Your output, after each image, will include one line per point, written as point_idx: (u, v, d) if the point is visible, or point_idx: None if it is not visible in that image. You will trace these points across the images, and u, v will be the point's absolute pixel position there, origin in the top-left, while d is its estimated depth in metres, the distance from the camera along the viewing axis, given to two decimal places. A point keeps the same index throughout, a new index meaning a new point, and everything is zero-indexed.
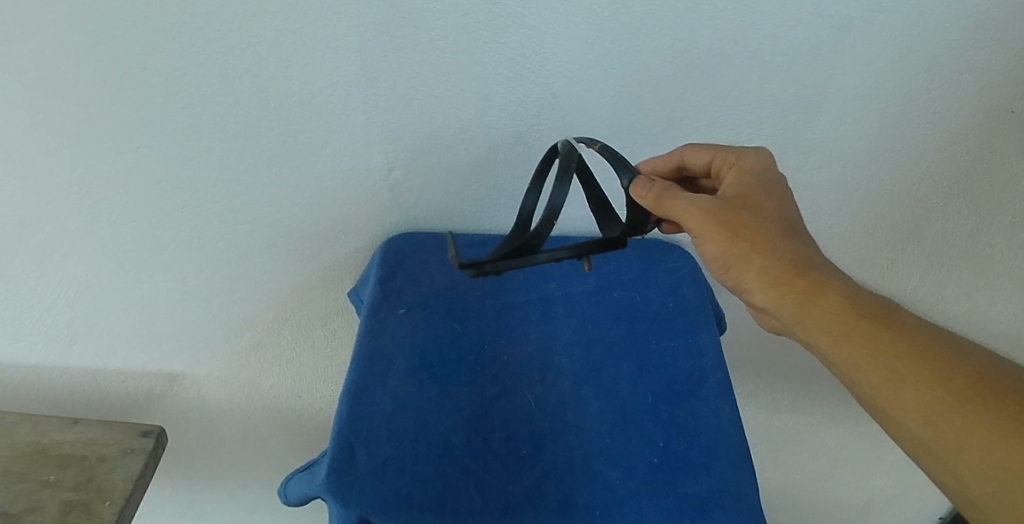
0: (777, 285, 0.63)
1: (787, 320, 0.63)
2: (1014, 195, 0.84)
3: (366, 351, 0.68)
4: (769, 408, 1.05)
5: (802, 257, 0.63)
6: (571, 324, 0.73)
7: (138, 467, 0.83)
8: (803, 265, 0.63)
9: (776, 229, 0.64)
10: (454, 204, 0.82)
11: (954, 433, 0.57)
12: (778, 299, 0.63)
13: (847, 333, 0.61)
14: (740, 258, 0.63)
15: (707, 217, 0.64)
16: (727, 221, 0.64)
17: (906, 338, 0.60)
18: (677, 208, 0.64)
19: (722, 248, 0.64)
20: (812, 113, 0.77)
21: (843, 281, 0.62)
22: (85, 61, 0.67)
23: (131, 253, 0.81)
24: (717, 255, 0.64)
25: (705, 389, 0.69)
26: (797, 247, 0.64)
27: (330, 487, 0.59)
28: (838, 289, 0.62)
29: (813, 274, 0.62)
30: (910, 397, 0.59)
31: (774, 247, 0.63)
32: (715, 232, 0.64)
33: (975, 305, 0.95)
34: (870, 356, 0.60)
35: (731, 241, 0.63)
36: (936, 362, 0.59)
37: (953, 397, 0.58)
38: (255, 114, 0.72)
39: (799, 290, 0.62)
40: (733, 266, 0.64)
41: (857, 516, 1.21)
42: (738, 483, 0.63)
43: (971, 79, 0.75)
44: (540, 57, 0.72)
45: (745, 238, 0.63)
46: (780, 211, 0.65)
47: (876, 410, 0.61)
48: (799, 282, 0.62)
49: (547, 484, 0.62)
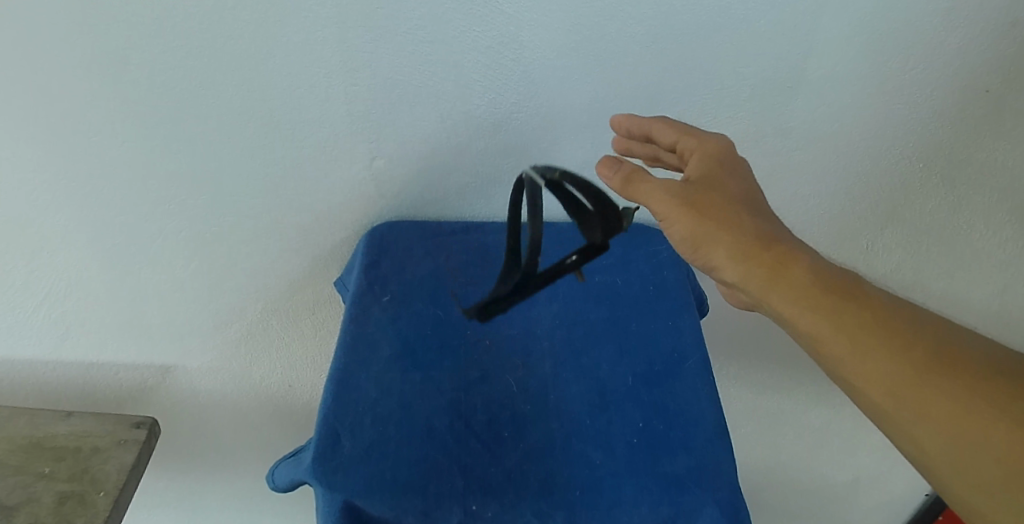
0: (746, 260, 0.62)
1: (755, 296, 0.63)
2: (992, 174, 0.85)
3: (350, 337, 0.69)
4: (754, 388, 1.07)
5: (767, 232, 0.63)
6: (552, 309, 0.74)
7: (132, 458, 0.85)
8: (768, 240, 0.62)
9: (741, 206, 0.64)
10: (437, 193, 0.83)
11: (917, 401, 0.58)
12: (746, 273, 0.62)
13: (813, 307, 0.61)
14: (707, 233, 0.63)
15: (674, 196, 0.64)
16: (693, 200, 0.64)
17: (868, 310, 0.60)
18: (645, 187, 0.64)
19: (690, 227, 0.63)
20: (789, 95, 0.78)
21: (809, 254, 0.62)
22: (67, 58, 0.68)
23: (119, 247, 0.82)
24: (686, 233, 0.63)
25: (685, 370, 0.70)
26: (761, 223, 0.64)
27: (315, 472, 0.60)
28: (803, 263, 0.62)
29: (779, 248, 0.62)
30: (875, 368, 0.59)
31: (739, 222, 0.63)
32: (683, 212, 0.63)
33: (955, 283, 0.96)
34: (835, 329, 0.60)
35: (699, 219, 0.63)
36: (899, 332, 0.60)
37: (916, 365, 0.59)
38: (237, 108, 0.73)
39: (766, 264, 0.62)
40: (700, 242, 0.63)
41: (845, 493, 1.22)
42: (716, 461, 0.64)
43: (945, 59, 0.76)
44: (517, 45, 0.72)
45: (711, 214, 0.63)
46: (742, 188, 0.66)
47: (843, 382, 0.61)
48: (767, 255, 0.62)
49: (528, 466, 0.63)
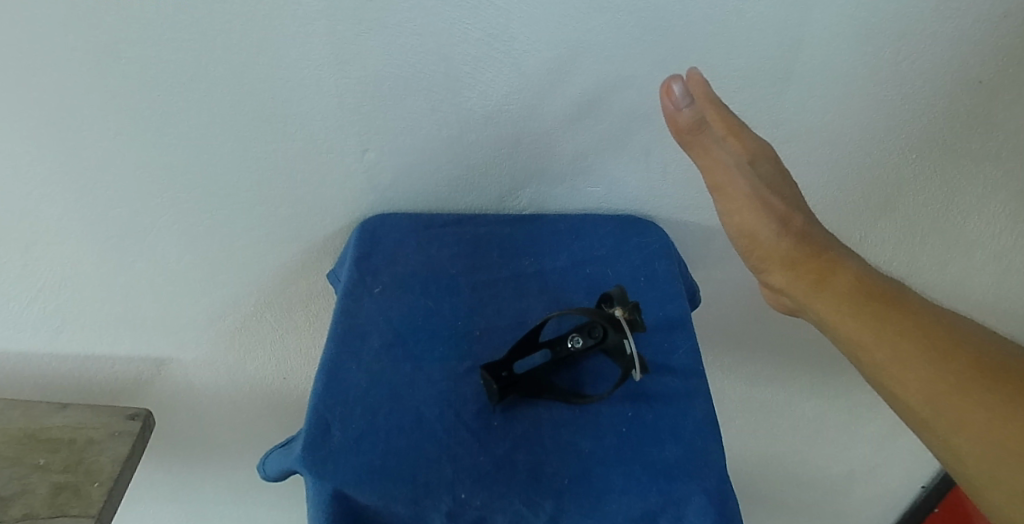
0: (793, 265, 0.66)
1: (800, 300, 0.66)
2: (984, 165, 0.86)
3: (341, 328, 0.70)
4: (747, 380, 1.07)
5: (818, 241, 0.67)
6: (543, 300, 0.75)
7: (126, 449, 0.86)
8: (818, 248, 0.66)
9: (798, 215, 0.68)
10: (429, 186, 0.83)
11: (955, 410, 0.58)
12: (792, 278, 0.66)
13: (855, 311, 0.63)
14: (763, 230, 0.67)
15: (741, 183, 0.67)
16: (759, 194, 0.67)
17: (910, 320, 0.62)
18: (712, 157, 0.67)
19: (748, 223, 0.68)
20: (780, 87, 0.78)
21: (857, 265, 0.66)
22: (58, 52, 0.68)
23: (113, 240, 0.82)
24: (743, 229, 0.68)
25: (674, 360, 0.70)
26: (814, 232, 0.68)
27: (305, 462, 0.61)
28: (849, 271, 0.65)
29: (826, 256, 0.66)
30: (914, 376, 0.59)
31: (794, 227, 0.67)
32: (745, 205, 0.67)
33: (948, 275, 0.97)
34: (875, 333, 0.62)
35: (759, 216, 0.67)
36: (940, 342, 0.60)
37: (954, 374, 0.58)
38: (229, 101, 0.73)
39: (812, 269, 0.66)
40: (754, 238, 0.68)
41: (840, 485, 1.23)
42: (704, 451, 0.64)
43: (935, 51, 0.76)
44: (507, 37, 0.73)
45: (771, 213, 0.67)
46: (800, 198, 0.70)
47: (880, 389, 0.62)
48: (814, 262, 0.66)
49: (517, 455, 0.64)
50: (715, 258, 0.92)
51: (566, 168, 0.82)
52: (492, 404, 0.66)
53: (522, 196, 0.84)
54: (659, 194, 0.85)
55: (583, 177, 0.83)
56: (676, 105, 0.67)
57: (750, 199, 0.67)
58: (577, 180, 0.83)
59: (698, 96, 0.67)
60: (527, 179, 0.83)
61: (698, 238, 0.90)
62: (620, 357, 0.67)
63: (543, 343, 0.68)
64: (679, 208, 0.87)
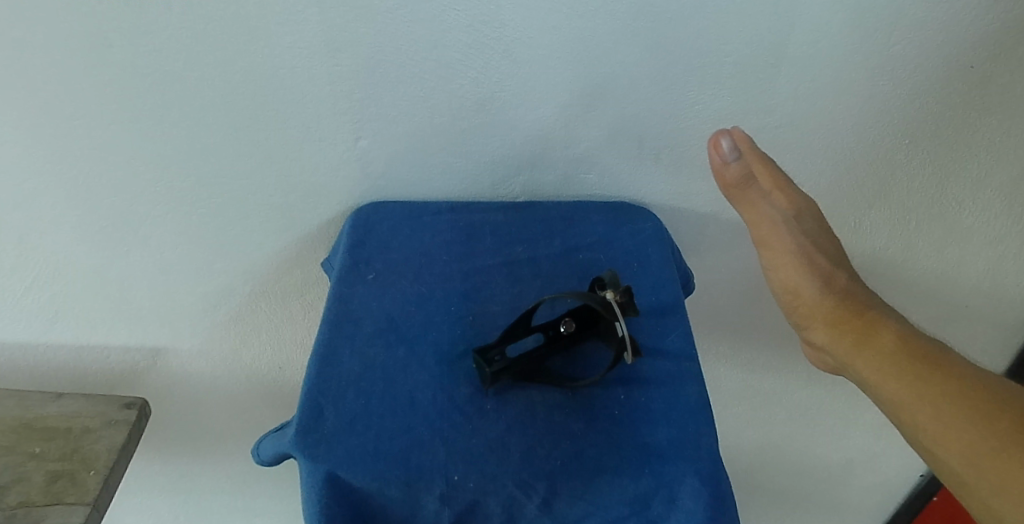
0: (836, 324, 0.68)
1: (842, 359, 0.68)
2: (977, 151, 0.86)
3: (335, 314, 0.70)
4: (743, 369, 1.07)
5: (862, 301, 0.69)
6: (537, 285, 0.75)
7: (122, 437, 0.86)
8: (861, 308, 0.68)
9: (843, 274, 0.70)
10: (423, 174, 0.83)
11: (996, 473, 0.58)
12: (835, 337, 0.68)
13: (897, 371, 0.64)
14: (807, 287, 0.70)
15: (784, 237, 0.71)
16: (802, 249, 0.71)
17: (954, 382, 0.62)
18: (758, 212, 0.72)
19: (794, 279, 0.71)
20: (771, 73, 0.78)
21: (900, 325, 0.66)
22: (50, 41, 0.68)
23: (108, 229, 0.83)
24: (789, 284, 0.71)
25: (667, 343, 0.70)
26: (858, 292, 0.69)
27: (298, 445, 0.61)
28: (892, 330, 0.66)
29: (869, 315, 0.67)
30: (956, 436, 0.60)
31: (839, 285, 0.69)
32: (789, 260, 0.71)
33: (943, 261, 0.97)
34: (916, 395, 0.62)
35: (803, 272, 0.70)
36: (984, 405, 0.60)
37: (998, 437, 0.58)
38: (221, 89, 0.74)
39: (854, 328, 0.67)
40: (799, 295, 0.71)
41: (837, 474, 1.23)
42: (696, 433, 0.65)
43: (926, 35, 0.77)
44: (498, 23, 0.73)
45: (815, 271, 0.70)
46: (842, 256, 0.72)
47: (921, 450, 0.62)
48: (857, 321, 0.67)
49: (510, 437, 0.64)
50: (709, 245, 0.92)
51: (559, 155, 0.83)
52: (485, 387, 0.66)
53: (516, 183, 0.85)
54: (652, 181, 0.85)
55: (576, 164, 0.83)
56: (723, 160, 0.73)
57: (796, 255, 0.71)
58: (570, 167, 0.84)
59: (743, 152, 0.73)
60: (521, 166, 0.83)
61: (692, 225, 0.90)
62: (612, 340, 0.68)
63: (536, 327, 0.68)
64: (673, 194, 0.87)
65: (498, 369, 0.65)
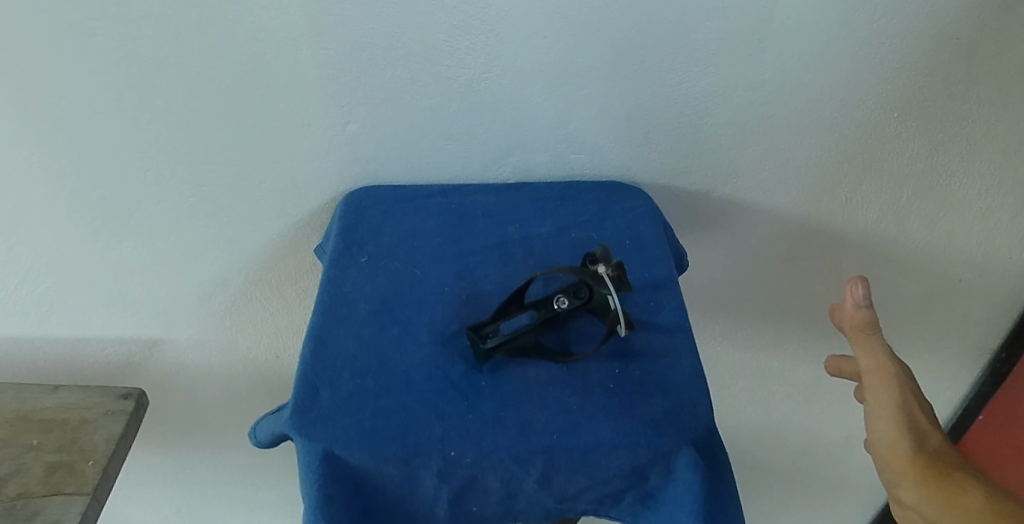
0: (924, 483, 0.66)
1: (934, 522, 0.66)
2: (966, 123, 0.86)
3: (328, 297, 0.70)
4: (738, 348, 1.08)
5: (945, 452, 0.68)
6: (529, 264, 0.75)
7: (120, 427, 0.86)
8: (945, 463, 0.67)
9: (928, 411, 0.69)
10: (413, 158, 0.83)
11: None
12: (923, 495, 0.67)
13: None
14: (900, 440, 0.67)
15: (898, 385, 0.67)
16: (911, 388, 0.68)
17: None
18: (869, 354, 0.69)
19: (893, 429, 0.67)
20: (758, 49, 0.78)
21: (983, 485, 0.67)
22: (36, 30, 0.68)
23: (100, 220, 0.83)
24: (885, 440, 0.68)
25: (661, 318, 0.70)
26: (944, 439, 0.68)
27: (295, 424, 0.61)
28: (977, 487, 0.66)
29: (955, 474, 0.67)
30: None
31: (932, 429, 0.68)
32: (893, 409, 0.67)
33: (936, 235, 0.97)
34: None
35: (903, 418, 0.67)
36: None
37: None
38: (207, 76, 0.74)
39: (942, 485, 0.66)
40: (890, 449, 0.68)
41: (836, 452, 1.24)
42: (691, 404, 0.65)
43: (911, 6, 0.77)
44: (483, 4, 0.73)
45: (913, 420, 0.68)
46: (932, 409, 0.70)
47: None
48: (942, 478, 0.66)
49: (505, 412, 0.63)
50: (702, 223, 0.92)
51: (549, 136, 0.83)
52: (480, 364, 0.66)
53: (506, 166, 0.85)
54: (643, 159, 0.85)
55: (566, 145, 0.84)
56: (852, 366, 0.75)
57: (898, 406, 0.67)
58: (560, 147, 0.84)
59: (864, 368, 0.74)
60: (511, 148, 0.83)
61: (684, 203, 0.90)
62: (606, 315, 0.67)
63: (529, 304, 0.68)
64: (663, 173, 0.87)
65: (492, 345, 0.65)
